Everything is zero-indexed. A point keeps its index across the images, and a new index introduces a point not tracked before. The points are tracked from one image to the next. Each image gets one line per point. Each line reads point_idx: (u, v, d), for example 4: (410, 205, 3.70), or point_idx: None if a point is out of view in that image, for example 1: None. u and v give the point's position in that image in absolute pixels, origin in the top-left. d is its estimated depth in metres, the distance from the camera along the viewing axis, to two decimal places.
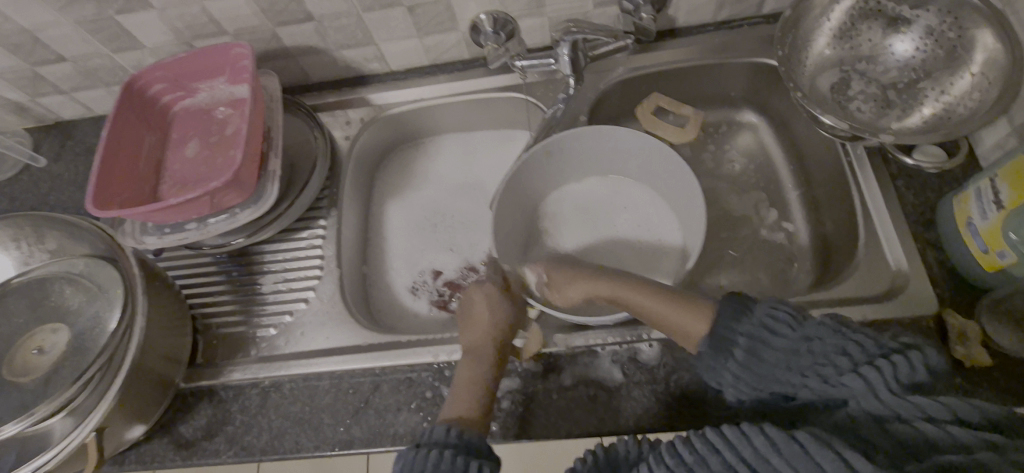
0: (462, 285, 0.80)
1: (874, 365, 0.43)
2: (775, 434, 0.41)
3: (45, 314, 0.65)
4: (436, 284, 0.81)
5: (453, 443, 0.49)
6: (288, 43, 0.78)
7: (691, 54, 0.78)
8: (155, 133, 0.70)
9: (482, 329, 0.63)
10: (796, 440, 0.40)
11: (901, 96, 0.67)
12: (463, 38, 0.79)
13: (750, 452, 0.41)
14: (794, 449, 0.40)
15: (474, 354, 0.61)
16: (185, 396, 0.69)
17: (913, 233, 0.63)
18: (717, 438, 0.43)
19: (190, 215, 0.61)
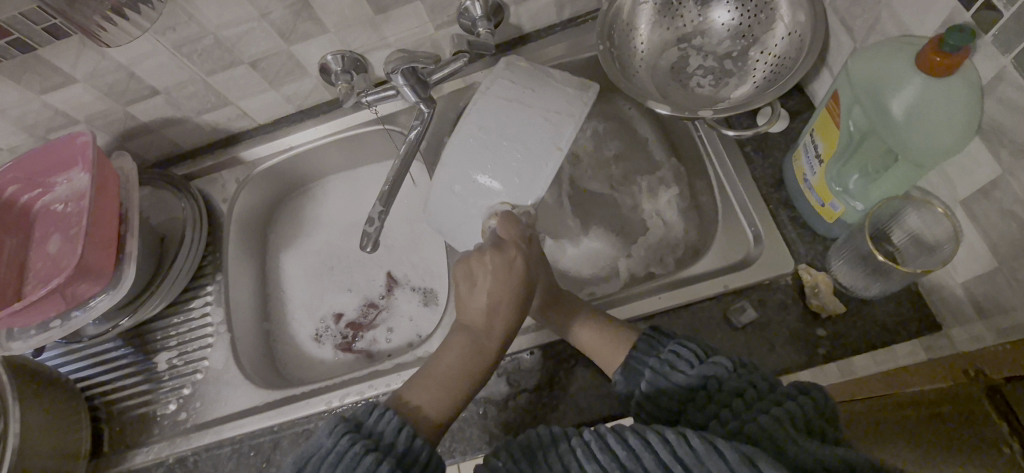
0: (364, 323, 0.80)
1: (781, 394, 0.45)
2: (700, 446, 0.40)
3: None
4: (338, 327, 0.81)
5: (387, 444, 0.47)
6: (145, 119, 0.78)
7: (544, 56, 0.79)
8: (16, 235, 0.70)
9: (499, 298, 0.54)
10: (717, 449, 0.39)
11: (736, 65, 0.68)
12: (318, 81, 0.79)
13: (663, 451, 0.41)
14: (711, 454, 0.39)
15: (467, 332, 0.55)
16: None
17: (764, 195, 0.65)
18: (659, 446, 0.41)
19: (48, 313, 0.61)
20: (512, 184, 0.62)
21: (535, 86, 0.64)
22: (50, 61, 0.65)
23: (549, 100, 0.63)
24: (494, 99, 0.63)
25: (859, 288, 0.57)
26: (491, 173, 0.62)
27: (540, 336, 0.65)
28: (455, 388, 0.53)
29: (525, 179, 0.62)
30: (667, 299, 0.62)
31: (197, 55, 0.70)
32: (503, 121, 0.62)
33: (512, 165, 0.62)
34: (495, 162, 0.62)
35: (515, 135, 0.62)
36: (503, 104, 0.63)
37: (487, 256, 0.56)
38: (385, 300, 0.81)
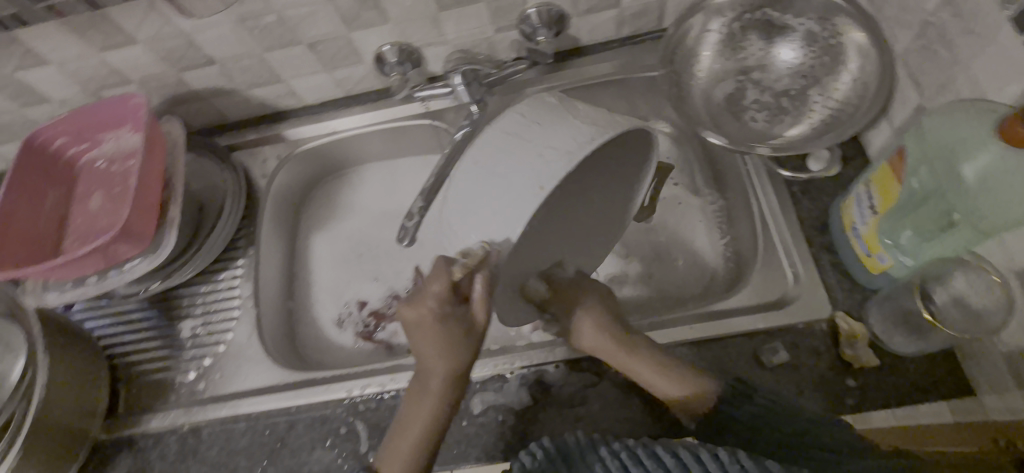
0: (386, 314, 0.81)
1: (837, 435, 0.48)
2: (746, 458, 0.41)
3: None
4: (361, 315, 0.81)
5: None
6: (196, 86, 0.78)
7: (598, 70, 0.79)
8: (59, 188, 0.70)
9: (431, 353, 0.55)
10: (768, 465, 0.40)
11: (793, 103, 0.68)
12: (370, 70, 0.80)
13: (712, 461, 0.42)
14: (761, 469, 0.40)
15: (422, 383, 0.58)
16: (103, 447, 0.68)
17: (808, 238, 0.64)
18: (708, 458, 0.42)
19: (86, 270, 0.61)
20: (487, 224, 0.50)
21: (545, 120, 0.51)
22: (116, 19, 0.66)
23: (557, 134, 0.49)
24: (500, 136, 0.51)
25: (898, 344, 0.57)
26: (471, 213, 0.51)
27: (568, 351, 0.65)
28: (425, 430, 0.57)
29: (504, 220, 0.49)
30: (700, 331, 0.62)
31: (258, 31, 0.70)
32: (503, 159, 0.50)
33: (497, 204, 0.50)
34: (480, 202, 0.50)
35: (505, 175, 0.49)
36: (506, 140, 0.51)
37: (420, 309, 0.54)
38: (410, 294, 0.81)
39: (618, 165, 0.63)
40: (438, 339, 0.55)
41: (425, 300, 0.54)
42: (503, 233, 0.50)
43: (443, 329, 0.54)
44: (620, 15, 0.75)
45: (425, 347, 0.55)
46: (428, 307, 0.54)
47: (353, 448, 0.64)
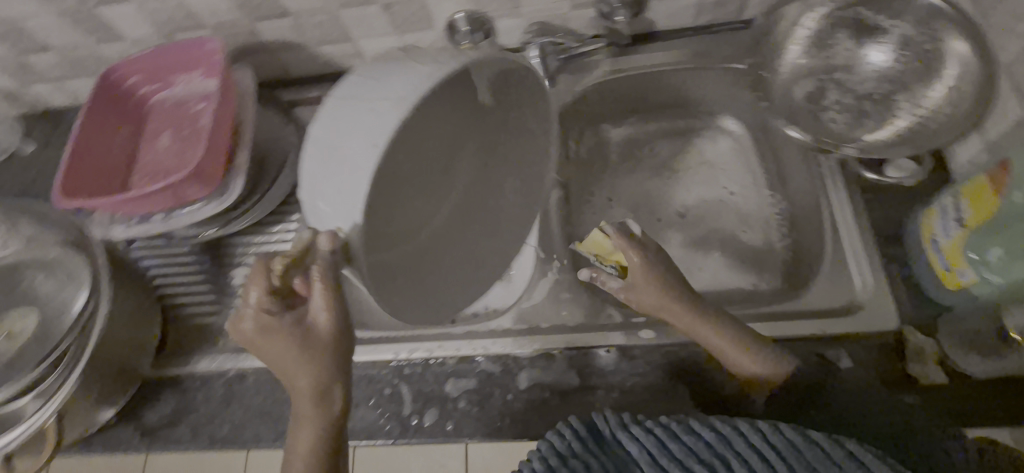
0: None
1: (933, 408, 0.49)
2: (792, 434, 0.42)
3: (15, 298, 0.65)
4: None
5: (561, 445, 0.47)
6: (267, 38, 0.78)
7: (669, 59, 0.78)
8: (128, 125, 0.71)
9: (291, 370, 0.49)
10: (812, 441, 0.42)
11: (875, 107, 0.66)
12: (440, 36, 0.79)
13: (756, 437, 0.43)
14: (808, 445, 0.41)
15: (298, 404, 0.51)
16: (151, 383, 0.69)
17: (879, 248, 0.62)
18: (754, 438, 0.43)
19: (155, 207, 0.62)
20: (335, 202, 0.45)
21: (380, 76, 0.48)
22: None
23: (385, 86, 0.46)
24: (336, 103, 0.48)
25: (971, 365, 0.54)
26: (321, 189, 0.46)
27: (619, 336, 0.64)
28: (309, 456, 0.51)
29: (347, 192, 0.45)
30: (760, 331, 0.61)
31: None
32: (342, 121, 0.47)
33: (342, 178, 0.45)
34: (332, 179, 0.46)
35: (347, 147, 0.46)
36: (348, 103, 0.47)
37: (274, 328, 0.48)
38: None
39: (514, 105, 0.61)
40: (294, 352, 0.48)
41: (245, 309, 0.47)
42: (348, 219, 0.45)
43: (289, 338, 0.48)
44: (701, 3, 0.73)
45: (283, 366, 0.49)
46: (249, 318, 0.47)
47: (396, 410, 0.64)
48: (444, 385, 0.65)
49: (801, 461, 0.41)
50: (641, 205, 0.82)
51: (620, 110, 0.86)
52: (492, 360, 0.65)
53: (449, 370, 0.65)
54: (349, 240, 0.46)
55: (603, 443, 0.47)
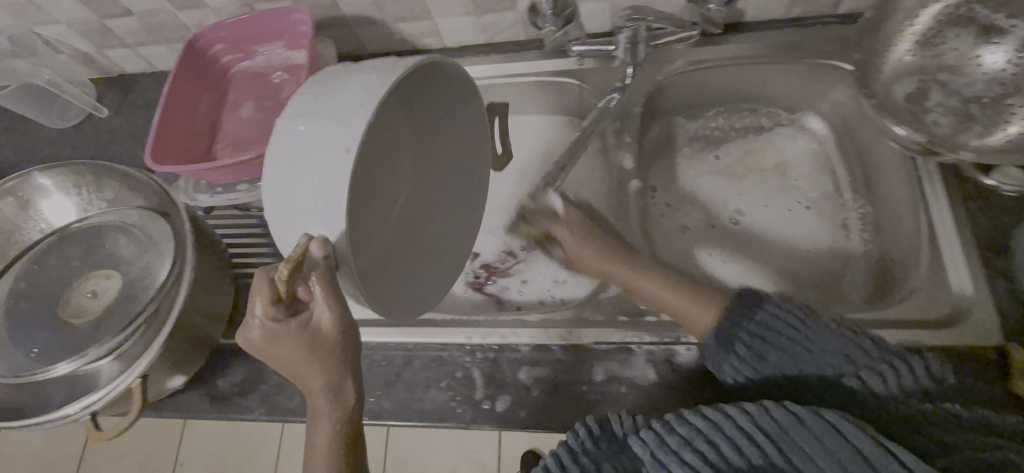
0: (499, 269, 0.80)
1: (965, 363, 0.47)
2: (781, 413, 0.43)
3: (99, 259, 0.66)
4: (473, 266, 0.80)
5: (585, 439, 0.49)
6: (346, 12, 0.77)
7: (755, 51, 0.75)
8: (211, 93, 0.71)
9: (303, 359, 0.48)
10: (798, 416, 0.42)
11: (985, 112, 0.63)
12: (521, 18, 0.77)
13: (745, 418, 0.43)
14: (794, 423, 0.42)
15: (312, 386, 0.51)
16: (223, 351, 0.70)
17: (982, 259, 0.60)
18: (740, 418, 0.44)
19: (241, 176, 0.63)
20: (314, 214, 0.44)
21: (328, 86, 0.47)
22: None
23: (341, 96, 0.45)
24: (287, 123, 0.46)
25: None
26: (293, 207, 0.45)
27: None
28: (330, 436, 0.53)
29: (326, 205, 0.44)
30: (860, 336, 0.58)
31: None
32: (295, 140, 0.45)
33: (314, 189, 0.44)
34: (303, 196, 0.44)
35: (307, 162, 0.44)
36: (300, 123, 0.45)
37: (284, 327, 0.46)
38: (525, 253, 0.80)
39: (438, 97, 0.61)
40: (305, 347, 0.47)
41: (251, 320, 0.46)
42: (333, 228, 0.44)
43: (301, 337, 0.47)
44: None
45: (294, 358, 0.48)
46: (258, 328, 0.46)
47: (468, 394, 0.64)
48: (518, 372, 0.64)
49: (791, 443, 0.41)
50: (715, 201, 0.80)
51: (699, 104, 0.83)
52: (567, 350, 0.64)
53: (524, 357, 0.65)
54: (337, 247, 0.44)
55: (616, 443, 0.48)
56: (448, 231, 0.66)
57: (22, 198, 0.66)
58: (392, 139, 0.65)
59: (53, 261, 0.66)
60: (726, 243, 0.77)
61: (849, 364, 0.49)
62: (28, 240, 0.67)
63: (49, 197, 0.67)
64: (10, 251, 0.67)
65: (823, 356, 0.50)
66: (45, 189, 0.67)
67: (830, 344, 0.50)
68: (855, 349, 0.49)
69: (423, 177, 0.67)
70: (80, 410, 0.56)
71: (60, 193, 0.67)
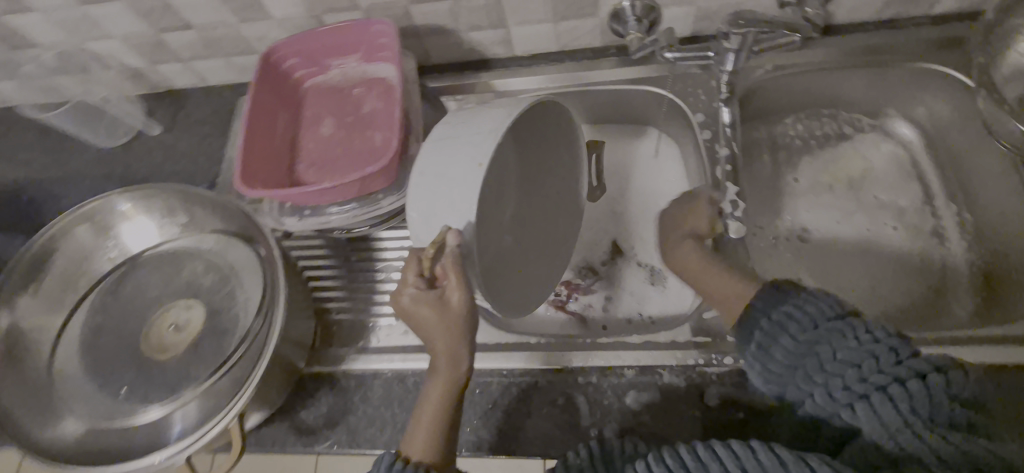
0: (581, 285, 0.75)
1: (914, 384, 0.41)
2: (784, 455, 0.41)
3: (176, 288, 0.63)
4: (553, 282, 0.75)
5: (592, 455, 0.50)
6: (418, 22, 0.74)
7: (843, 58, 0.73)
8: (287, 110, 0.67)
9: (432, 338, 0.50)
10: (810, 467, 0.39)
11: None
12: (601, 25, 0.73)
13: (751, 464, 0.41)
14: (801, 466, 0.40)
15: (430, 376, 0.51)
16: (306, 380, 0.67)
17: None
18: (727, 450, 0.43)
19: (334, 198, 0.59)
20: (447, 211, 0.50)
21: (468, 113, 0.54)
22: None
23: (478, 122, 0.52)
24: (430, 141, 0.52)
25: None
26: (428, 207, 0.51)
27: None
28: (433, 422, 0.50)
29: (462, 207, 0.49)
30: (985, 355, 0.57)
31: None
32: (436, 152, 0.51)
33: (450, 193, 0.50)
34: (438, 199, 0.50)
35: (445, 172, 0.50)
36: (440, 140, 0.52)
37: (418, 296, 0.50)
38: (607, 268, 0.76)
39: (547, 139, 0.67)
40: (436, 320, 0.50)
41: (405, 283, 0.51)
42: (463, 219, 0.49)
43: (437, 308, 0.50)
44: None
45: (428, 333, 0.51)
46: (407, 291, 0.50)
47: (571, 421, 0.61)
48: (624, 398, 0.61)
49: None
50: (801, 210, 0.77)
51: (780, 110, 0.80)
52: (674, 374, 0.62)
53: (629, 382, 0.62)
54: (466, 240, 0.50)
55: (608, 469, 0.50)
56: (545, 253, 0.70)
57: (94, 224, 0.62)
58: (502, 175, 0.68)
59: (129, 292, 0.62)
60: (818, 254, 0.75)
61: (840, 379, 0.44)
62: (100, 270, 0.63)
63: (133, 221, 0.64)
64: (80, 282, 0.62)
65: (834, 368, 0.44)
66: (123, 213, 0.63)
67: (842, 353, 0.44)
68: (868, 359, 0.43)
69: (528, 207, 0.71)
70: (170, 458, 0.49)
71: (134, 218, 0.63)
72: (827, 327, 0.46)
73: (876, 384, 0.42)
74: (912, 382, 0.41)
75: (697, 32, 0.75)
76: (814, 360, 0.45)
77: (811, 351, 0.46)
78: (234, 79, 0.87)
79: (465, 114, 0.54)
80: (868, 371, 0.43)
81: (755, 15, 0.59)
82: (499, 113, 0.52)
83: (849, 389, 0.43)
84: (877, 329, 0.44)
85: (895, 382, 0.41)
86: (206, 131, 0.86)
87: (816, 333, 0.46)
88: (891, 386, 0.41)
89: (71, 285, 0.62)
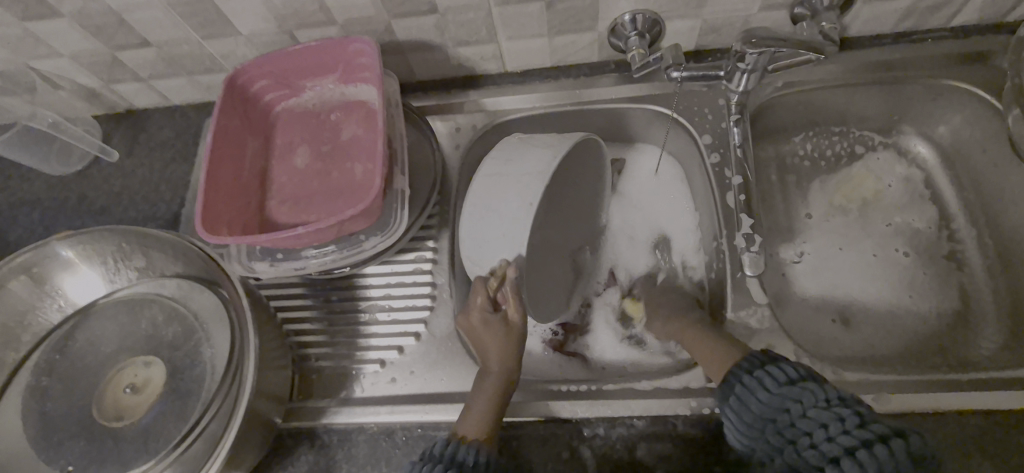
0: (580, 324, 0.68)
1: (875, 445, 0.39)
2: None
3: (133, 341, 0.56)
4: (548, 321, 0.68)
5: None
6: (401, 37, 0.67)
7: (857, 73, 0.68)
8: (256, 138, 0.61)
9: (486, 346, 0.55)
10: None
11: None
12: (600, 39, 0.68)
13: None
14: None
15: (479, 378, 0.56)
16: (283, 437, 0.60)
17: None
18: None
19: (313, 241, 0.53)
20: (500, 244, 0.54)
21: (510, 146, 0.58)
22: None
23: (522, 159, 0.56)
24: (480, 178, 0.56)
25: None
26: (486, 243, 0.55)
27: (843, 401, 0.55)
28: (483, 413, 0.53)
29: (514, 243, 0.54)
30: (1006, 399, 0.53)
31: None
32: (487, 191, 0.55)
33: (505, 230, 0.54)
34: (496, 236, 0.55)
35: (497, 209, 0.55)
36: (489, 178, 0.56)
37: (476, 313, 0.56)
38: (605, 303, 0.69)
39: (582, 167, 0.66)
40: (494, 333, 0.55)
41: (470, 310, 0.56)
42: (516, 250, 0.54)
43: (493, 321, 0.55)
44: (914, 7, 0.63)
45: (482, 340, 0.56)
46: (474, 319, 0.56)
47: None
48: (634, 451, 0.55)
49: None
50: (813, 234, 0.73)
51: (788, 128, 0.75)
52: (687, 424, 0.56)
53: (638, 433, 0.56)
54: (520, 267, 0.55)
55: None
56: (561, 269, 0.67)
57: (35, 275, 0.55)
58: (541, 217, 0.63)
59: (80, 348, 0.55)
60: (833, 281, 0.70)
61: (808, 437, 0.43)
62: (48, 323, 0.57)
63: (75, 273, 0.57)
64: (23, 337, 0.56)
65: (804, 426, 0.43)
66: (68, 260, 0.55)
67: (819, 415, 0.43)
68: (834, 421, 0.42)
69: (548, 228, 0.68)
70: None
71: (84, 265, 0.56)
72: (797, 387, 0.46)
73: (840, 444, 0.41)
74: (871, 443, 0.40)
75: (702, 46, 0.70)
76: (787, 418, 0.45)
77: (781, 410, 0.46)
78: (201, 98, 0.80)
79: (507, 144, 0.58)
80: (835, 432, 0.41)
81: (772, 32, 0.54)
82: (548, 150, 0.56)
83: (815, 449, 0.42)
84: (854, 403, 0.43)
85: (862, 446, 0.40)
86: (169, 156, 0.78)
87: (785, 390, 0.46)
88: (857, 450, 0.40)
89: (11, 340, 0.55)
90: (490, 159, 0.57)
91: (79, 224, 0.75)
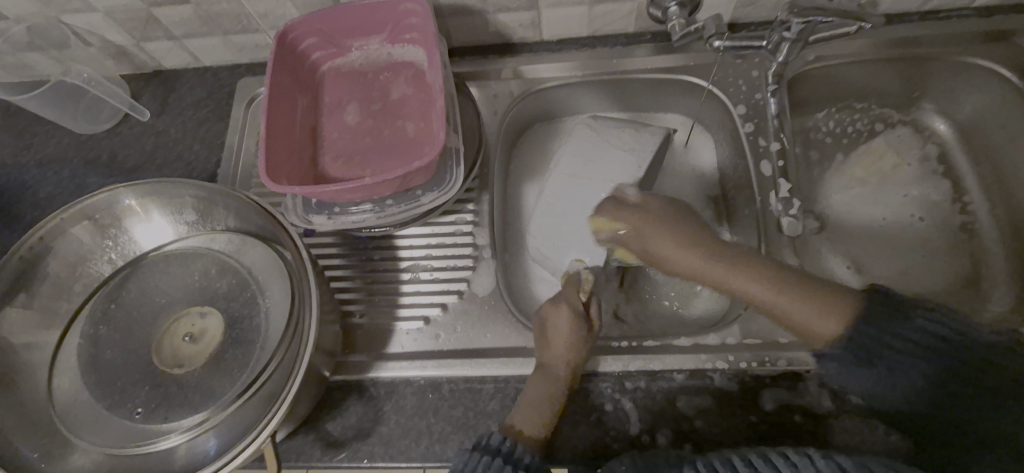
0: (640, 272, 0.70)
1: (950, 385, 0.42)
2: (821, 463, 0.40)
3: (187, 292, 0.57)
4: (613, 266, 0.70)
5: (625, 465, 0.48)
6: (444, 1, 0.68)
7: (883, 48, 0.71)
8: (305, 95, 0.61)
9: (556, 348, 0.57)
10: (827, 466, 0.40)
11: None
12: (639, 8, 0.69)
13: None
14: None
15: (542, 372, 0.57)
16: (332, 389, 0.62)
17: None
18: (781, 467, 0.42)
19: (373, 194, 0.54)
20: (575, 246, 0.64)
21: (592, 154, 0.67)
22: None
23: (611, 169, 0.65)
24: (565, 176, 0.66)
25: None
26: (559, 241, 0.64)
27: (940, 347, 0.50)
28: (543, 406, 0.55)
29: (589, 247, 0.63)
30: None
31: None
32: (571, 192, 0.65)
33: (582, 232, 0.64)
34: (568, 236, 0.64)
35: (574, 209, 0.65)
36: (574, 179, 0.66)
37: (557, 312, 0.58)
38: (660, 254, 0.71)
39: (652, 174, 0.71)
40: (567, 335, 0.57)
41: (561, 306, 0.58)
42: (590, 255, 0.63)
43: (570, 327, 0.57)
44: None
45: (554, 341, 0.57)
46: (562, 314, 0.57)
47: (622, 429, 0.57)
48: (676, 402, 0.58)
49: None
50: (836, 204, 0.76)
51: (813, 102, 0.78)
52: (726, 377, 0.58)
53: (679, 386, 0.59)
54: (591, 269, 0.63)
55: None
56: None
57: (96, 222, 0.56)
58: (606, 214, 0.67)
59: (135, 299, 0.56)
60: (855, 248, 0.73)
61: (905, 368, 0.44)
62: (99, 274, 0.57)
63: (150, 220, 0.58)
64: (74, 287, 0.56)
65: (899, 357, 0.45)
66: (131, 210, 0.56)
67: (961, 358, 0.45)
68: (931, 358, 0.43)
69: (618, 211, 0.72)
70: None
71: (139, 216, 0.57)
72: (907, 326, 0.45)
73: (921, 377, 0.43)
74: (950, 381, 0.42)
75: (736, 19, 0.72)
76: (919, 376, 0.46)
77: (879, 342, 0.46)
78: (233, 59, 0.80)
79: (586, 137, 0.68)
80: (954, 374, 0.45)
81: (813, 2, 0.56)
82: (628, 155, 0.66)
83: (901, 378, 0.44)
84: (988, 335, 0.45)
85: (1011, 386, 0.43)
86: (202, 117, 0.78)
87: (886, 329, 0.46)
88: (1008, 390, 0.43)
89: (65, 291, 0.56)
90: (573, 155, 0.67)
91: (111, 182, 0.75)
